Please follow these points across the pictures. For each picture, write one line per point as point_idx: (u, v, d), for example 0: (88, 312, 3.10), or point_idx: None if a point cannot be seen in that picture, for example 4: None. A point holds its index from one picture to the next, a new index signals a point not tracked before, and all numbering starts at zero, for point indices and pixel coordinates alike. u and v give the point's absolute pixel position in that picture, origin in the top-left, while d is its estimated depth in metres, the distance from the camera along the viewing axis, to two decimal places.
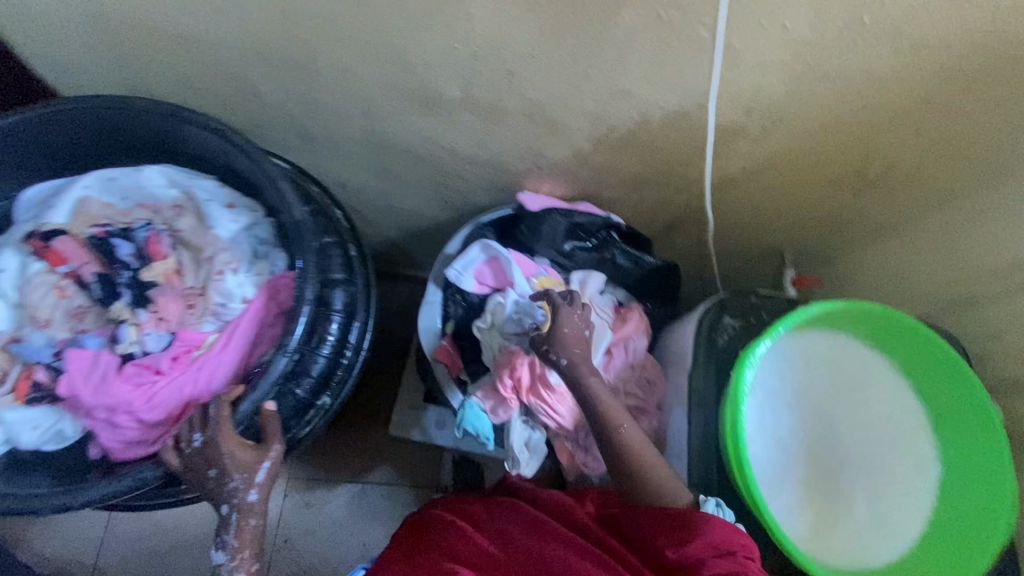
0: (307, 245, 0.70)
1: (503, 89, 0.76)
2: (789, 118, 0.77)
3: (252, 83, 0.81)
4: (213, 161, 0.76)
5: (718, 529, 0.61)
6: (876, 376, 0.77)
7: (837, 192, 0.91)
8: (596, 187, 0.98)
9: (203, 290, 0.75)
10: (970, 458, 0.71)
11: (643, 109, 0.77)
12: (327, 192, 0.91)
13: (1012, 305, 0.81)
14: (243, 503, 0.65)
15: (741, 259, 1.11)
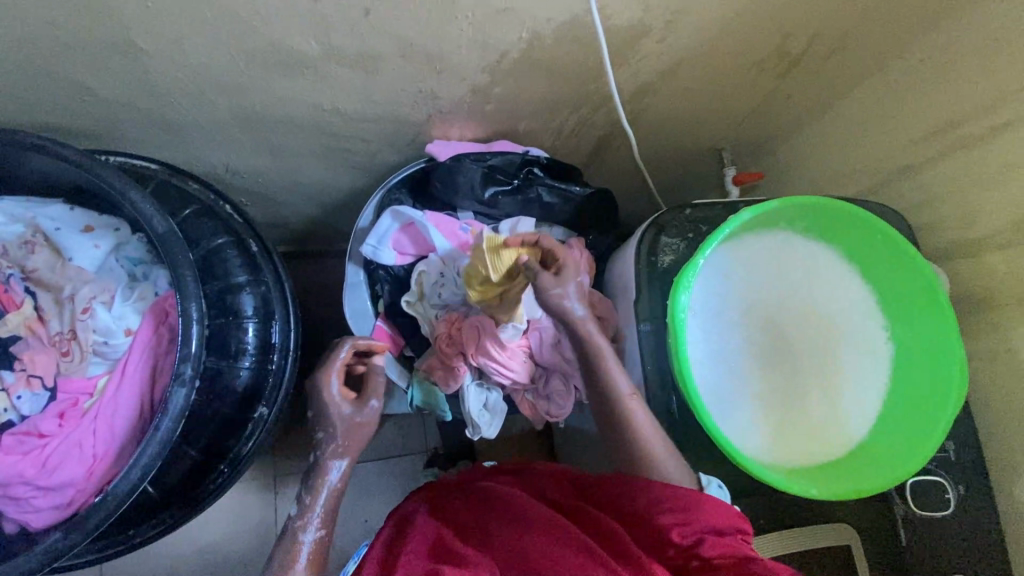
0: (178, 258, 0.60)
1: (365, 32, 0.65)
2: (693, 4, 0.68)
3: (73, 84, 0.68)
4: (49, 183, 0.65)
5: (681, 495, 0.59)
6: (822, 268, 0.74)
7: (763, 75, 0.84)
8: (509, 120, 0.88)
9: (73, 331, 0.63)
10: (920, 333, 0.69)
11: (530, 24, 0.67)
12: (209, 184, 0.79)
13: (948, 165, 0.77)
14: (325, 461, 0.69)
15: (678, 164, 1.04)
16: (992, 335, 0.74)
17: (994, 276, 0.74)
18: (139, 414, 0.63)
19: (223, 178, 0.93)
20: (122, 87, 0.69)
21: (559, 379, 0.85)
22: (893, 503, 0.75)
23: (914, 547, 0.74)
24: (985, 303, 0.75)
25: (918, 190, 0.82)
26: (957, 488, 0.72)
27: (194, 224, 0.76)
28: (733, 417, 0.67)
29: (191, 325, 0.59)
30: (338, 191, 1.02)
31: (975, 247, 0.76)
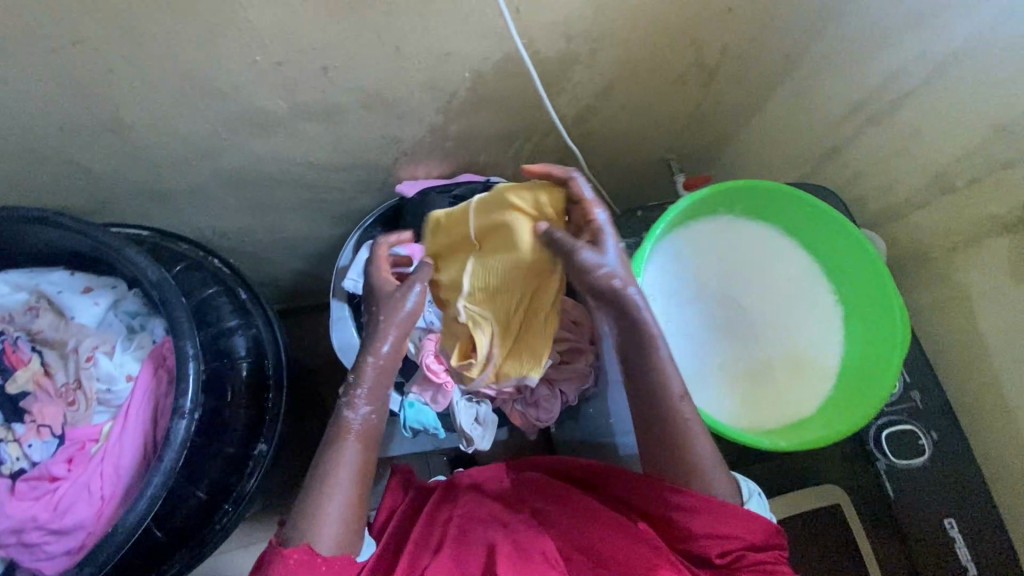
0: (172, 301, 0.66)
1: (326, 88, 0.74)
2: (610, 31, 0.77)
3: (73, 160, 0.76)
4: (54, 252, 0.73)
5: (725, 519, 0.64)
6: (765, 245, 0.82)
7: (691, 90, 0.93)
8: (469, 154, 0.96)
9: (78, 381, 0.71)
10: (860, 290, 0.76)
11: (470, 65, 0.77)
12: (198, 244, 0.86)
13: (867, 143, 0.85)
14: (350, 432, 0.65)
15: (634, 178, 1.12)
16: (936, 287, 0.80)
17: (926, 232, 0.81)
18: (143, 453, 0.68)
19: (210, 240, 0.99)
20: (112, 160, 0.78)
21: (544, 385, 0.89)
22: (875, 457, 0.77)
23: (902, 502, 0.74)
24: (923, 258, 0.82)
25: (847, 168, 0.90)
26: (929, 434, 0.75)
27: (185, 277, 0.82)
28: (701, 389, 0.75)
29: (186, 361, 0.64)
30: (318, 245, 1.07)
31: (904, 209, 0.83)
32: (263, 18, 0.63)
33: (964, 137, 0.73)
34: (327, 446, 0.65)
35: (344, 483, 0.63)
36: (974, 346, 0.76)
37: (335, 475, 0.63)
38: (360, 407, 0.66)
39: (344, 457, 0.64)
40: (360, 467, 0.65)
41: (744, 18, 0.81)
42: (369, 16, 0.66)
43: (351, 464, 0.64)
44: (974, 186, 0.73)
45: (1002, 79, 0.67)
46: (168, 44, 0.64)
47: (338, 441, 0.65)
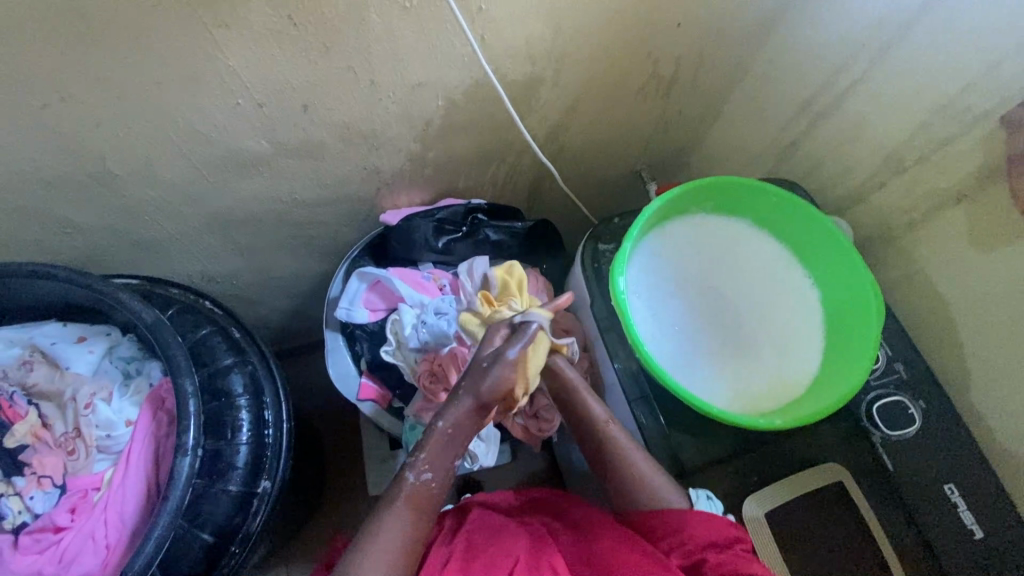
0: (168, 341, 0.68)
1: (306, 125, 0.77)
2: (571, 52, 0.83)
3: (62, 215, 0.78)
4: (46, 304, 0.73)
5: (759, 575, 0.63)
6: (737, 236, 0.86)
7: (653, 101, 0.98)
8: (448, 180, 0.99)
9: (78, 429, 0.70)
10: (830, 269, 0.81)
11: (443, 93, 0.81)
12: (188, 287, 0.87)
13: (822, 135, 0.91)
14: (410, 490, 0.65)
15: (609, 190, 1.17)
16: (902, 262, 0.84)
17: (885, 212, 0.85)
18: (146, 495, 0.69)
19: (199, 285, 1.00)
20: (97, 212, 0.80)
21: (543, 396, 0.90)
22: (870, 432, 0.80)
23: (903, 475, 0.78)
24: (886, 236, 0.86)
25: (805, 160, 0.96)
26: (918, 404, 0.78)
27: (179, 320, 0.83)
28: (694, 378, 0.78)
29: (186, 397, 0.65)
30: (307, 282, 1.08)
31: (862, 193, 0.88)
32: (243, 62, 0.67)
33: (907, 120, 0.78)
34: (385, 503, 0.65)
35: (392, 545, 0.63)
36: (945, 314, 0.79)
37: (377, 541, 0.62)
38: (422, 470, 0.66)
39: (397, 517, 0.64)
40: (407, 539, 0.63)
41: (693, 31, 0.87)
42: (343, 53, 0.69)
43: (398, 535, 0.63)
44: (922, 163, 0.78)
45: (934, 65, 0.73)
46: (154, 93, 0.67)
47: (391, 502, 0.65)
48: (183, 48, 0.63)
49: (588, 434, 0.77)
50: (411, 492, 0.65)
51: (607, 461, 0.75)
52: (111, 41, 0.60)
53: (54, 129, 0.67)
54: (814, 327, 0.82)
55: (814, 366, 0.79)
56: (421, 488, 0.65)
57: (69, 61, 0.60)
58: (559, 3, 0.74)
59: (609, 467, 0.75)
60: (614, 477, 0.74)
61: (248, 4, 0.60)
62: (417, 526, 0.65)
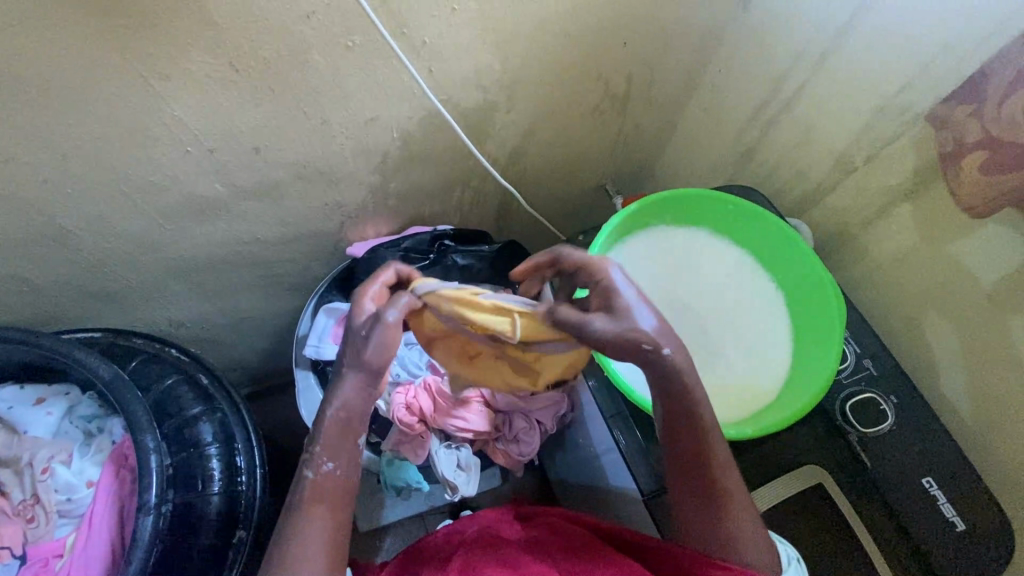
0: (127, 398, 0.67)
1: (260, 166, 0.77)
2: (521, 78, 0.84)
3: (18, 274, 0.77)
4: (2, 369, 0.72)
5: None
6: (700, 245, 0.88)
7: (609, 119, 1.00)
8: (412, 208, 0.98)
9: (37, 495, 0.68)
10: (791, 271, 0.82)
11: (397, 126, 0.81)
12: (153, 336, 0.86)
13: (774, 141, 0.93)
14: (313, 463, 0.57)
15: (574, 206, 1.17)
16: (861, 260, 0.86)
17: (841, 213, 0.87)
18: (110, 558, 0.66)
19: (166, 332, 0.98)
20: (53, 268, 0.78)
21: (521, 418, 0.90)
22: (845, 432, 0.79)
23: (882, 471, 0.76)
24: (844, 235, 0.88)
25: (762, 166, 0.97)
26: (889, 399, 0.78)
27: (142, 371, 0.81)
28: None
29: (147, 454, 0.64)
30: (279, 320, 1.07)
31: (818, 194, 0.89)
32: (188, 111, 0.67)
33: (851, 123, 0.81)
34: (291, 508, 0.57)
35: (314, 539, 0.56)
36: (906, 309, 0.81)
37: (300, 546, 0.55)
38: (324, 464, 0.58)
39: (311, 521, 0.56)
40: (330, 543, 0.56)
41: (642, 49, 0.89)
42: (291, 95, 0.70)
43: (319, 541, 0.56)
44: (870, 163, 0.80)
45: (876, 67, 0.75)
46: (100, 146, 0.66)
47: (295, 503, 0.57)
48: (126, 101, 0.63)
49: (688, 452, 0.64)
50: (313, 488, 0.57)
51: (698, 484, 0.64)
52: (51, 99, 0.60)
53: (1, 189, 0.66)
54: (781, 330, 0.83)
55: (785, 368, 0.80)
56: (329, 482, 0.57)
57: (8, 121, 0.60)
58: (502, 33, 0.75)
59: (701, 482, 0.64)
60: (697, 492, 0.64)
61: (188, 55, 0.61)
62: (337, 523, 0.57)
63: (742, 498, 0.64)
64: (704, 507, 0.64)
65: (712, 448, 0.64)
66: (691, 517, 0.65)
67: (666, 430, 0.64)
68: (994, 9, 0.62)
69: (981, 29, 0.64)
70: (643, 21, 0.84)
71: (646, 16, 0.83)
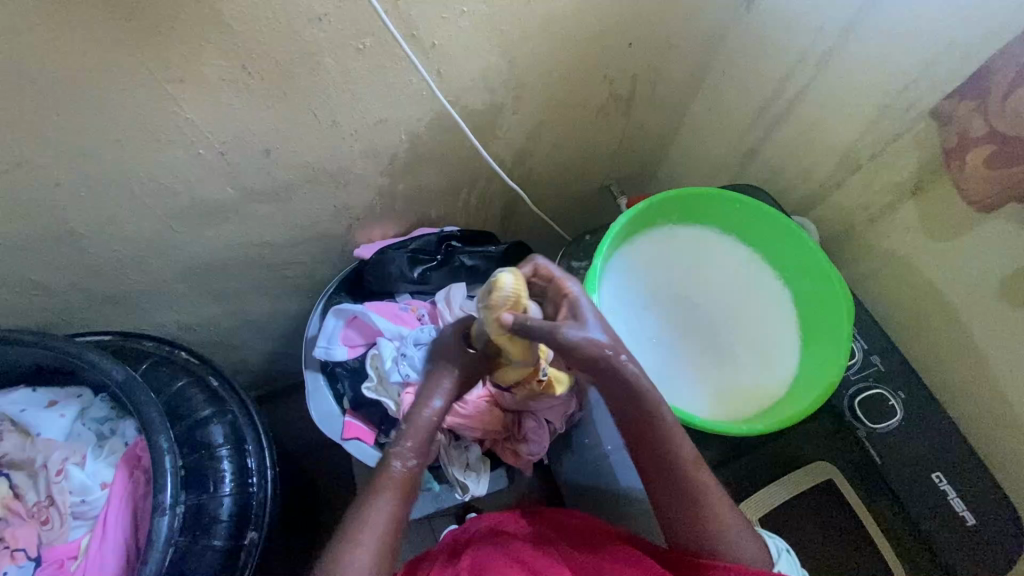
0: (141, 399, 0.67)
1: (271, 169, 0.78)
2: (528, 79, 0.85)
3: (30, 277, 0.77)
4: (15, 371, 0.72)
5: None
6: (706, 244, 0.88)
7: (614, 120, 1.01)
8: (419, 210, 0.99)
9: (50, 497, 0.68)
10: (797, 268, 0.83)
11: (406, 128, 0.82)
12: (163, 339, 0.86)
13: (779, 140, 0.93)
14: (397, 449, 0.67)
15: (579, 207, 1.18)
16: (867, 257, 0.86)
17: (846, 211, 0.88)
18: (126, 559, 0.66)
19: (175, 335, 0.98)
20: (63, 271, 0.79)
21: (530, 418, 0.89)
22: (854, 428, 0.79)
23: (892, 467, 0.76)
24: (849, 232, 0.88)
25: (766, 165, 0.98)
26: (898, 395, 0.78)
27: (153, 374, 0.81)
28: (677, 389, 0.78)
29: (162, 455, 0.64)
30: (286, 323, 1.07)
31: (823, 193, 0.90)
32: (201, 114, 0.67)
33: (856, 121, 0.81)
34: (368, 490, 0.66)
35: (374, 529, 0.64)
36: (913, 305, 0.81)
37: (364, 525, 0.64)
38: (408, 459, 0.68)
39: (375, 509, 0.65)
40: (391, 526, 0.65)
41: (647, 50, 0.90)
42: (301, 97, 0.71)
43: (382, 525, 0.64)
44: (875, 161, 0.81)
45: (881, 66, 0.76)
46: (113, 149, 0.67)
47: (374, 490, 0.66)
48: (139, 103, 0.63)
49: (658, 458, 0.67)
50: (394, 479, 0.66)
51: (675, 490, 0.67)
52: (66, 103, 0.60)
53: (15, 193, 0.67)
54: (788, 327, 0.83)
55: (793, 365, 0.80)
56: (404, 475, 0.67)
57: (23, 124, 0.60)
58: (509, 34, 0.76)
59: (677, 486, 0.67)
60: (677, 496, 0.67)
61: (201, 58, 0.61)
62: (398, 515, 0.66)
63: (716, 497, 0.67)
64: (684, 511, 0.67)
65: (678, 450, 0.67)
66: (674, 522, 0.68)
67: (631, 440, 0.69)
68: (999, 6, 0.62)
69: (986, 27, 0.64)
70: (648, 22, 0.85)
71: (651, 17, 0.84)
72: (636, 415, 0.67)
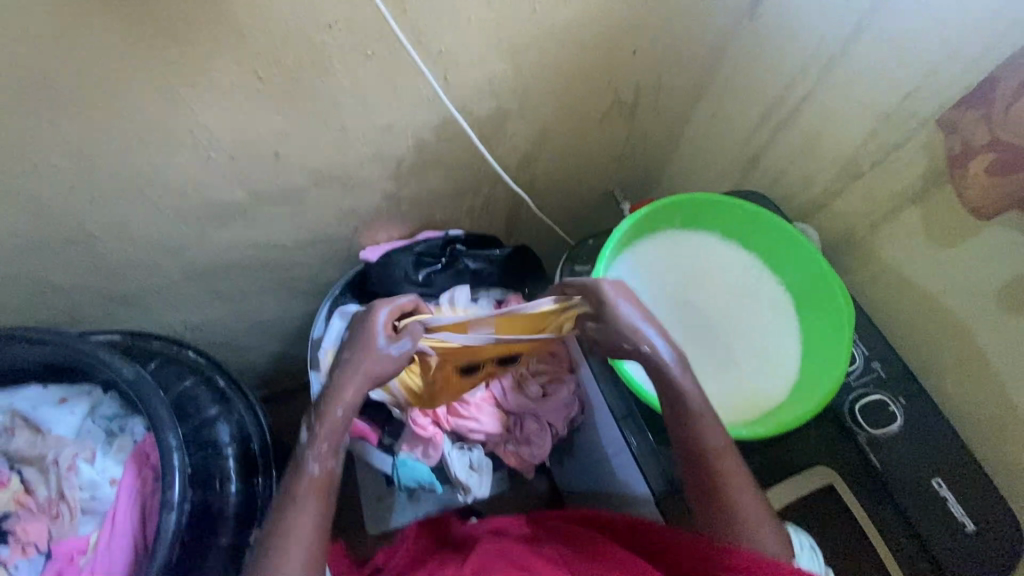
0: (150, 397, 0.68)
1: (279, 172, 0.79)
2: (533, 86, 0.86)
3: (42, 277, 0.79)
4: (27, 369, 0.74)
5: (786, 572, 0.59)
6: (709, 249, 0.89)
7: (618, 126, 1.02)
8: (425, 213, 1.00)
9: (61, 493, 0.70)
10: (799, 273, 0.84)
11: (412, 133, 0.83)
12: (170, 338, 0.87)
13: (781, 146, 0.94)
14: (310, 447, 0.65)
15: (583, 212, 1.19)
16: (869, 264, 0.87)
17: (848, 218, 0.88)
18: (134, 553, 0.67)
19: (182, 334, 0.99)
20: (74, 271, 0.80)
21: (532, 421, 0.91)
22: (854, 433, 0.79)
23: (892, 473, 0.76)
24: (851, 239, 0.89)
25: (768, 172, 0.99)
26: (897, 401, 0.79)
27: (161, 372, 0.83)
28: None
29: (171, 452, 0.65)
30: (292, 324, 1.08)
31: (825, 199, 0.91)
32: (213, 118, 0.69)
33: (858, 128, 0.82)
34: (288, 500, 0.62)
35: (303, 535, 0.60)
36: (914, 312, 0.82)
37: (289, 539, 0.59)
38: (323, 458, 0.64)
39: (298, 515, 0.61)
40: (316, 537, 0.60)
41: (652, 59, 0.91)
42: (311, 103, 0.72)
43: (308, 533, 0.60)
44: (877, 169, 0.81)
45: (883, 75, 0.77)
46: (126, 152, 0.68)
47: (291, 496, 0.62)
48: (153, 107, 0.65)
49: (692, 447, 0.69)
50: (309, 481, 0.63)
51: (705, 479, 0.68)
52: (82, 106, 0.62)
53: (30, 194, 0.68)
54: (789, 332, 0.84)
55: (794, 370, 0.81)
56: (319, 477, 0.63)
57: (41, 127, 0.62)
58: (515, 42, 0.77)
59: (705, 477, 0.68)
60: (709, 488, 0.68)
61: (215, 64, 0.63)
62: (324, 510, 0.62)
63: (749, 494, 0.67)
64: (713, 498, 0.67)
65: (705, 440, 0.69)
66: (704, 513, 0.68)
67: (669, 427, 0.71)
68: (1000, 18, 0.63)
69: (987, 37, 0.65)
70: (652, 31, 0.86)
71: (655, 26, 0.85)
72: (672, 407, 0.71)
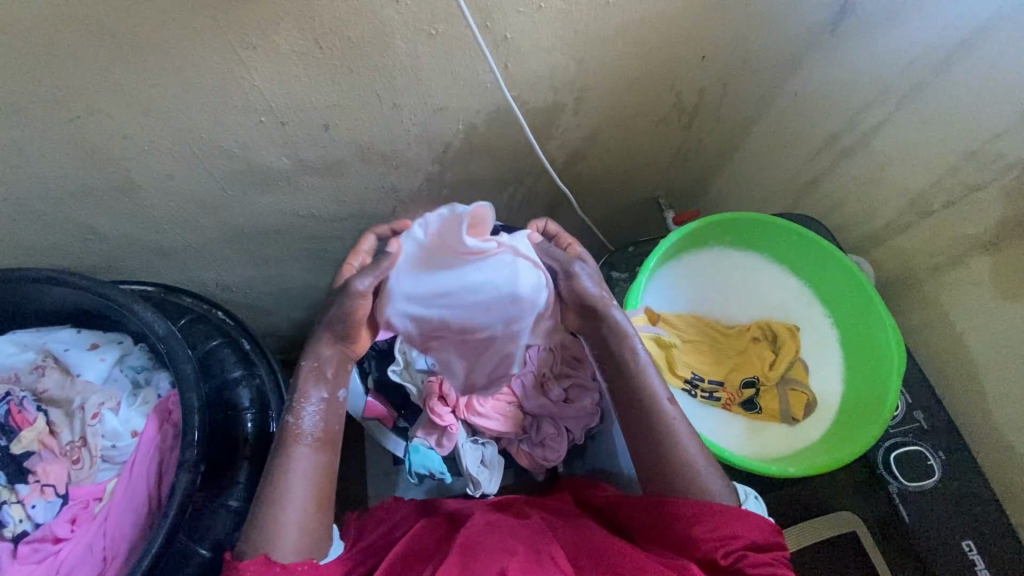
0: (179, 354, 0.68)
1: (327, 144, 0.78)
2: (594, 84, 0.83)
3: (85, 223, 0.80)
4: (65, 312, 0.75)
5: None
6: (757, 272, 0.86)
7: (674, 132, 0.98)
8: (466, 200, 0.98)
9: (84, 438, 0.71)
10: (850, 309, 0.80)
11: (464, 118, 0.81)
12: (202, 298, 0.88)
13: (846, 171, 0.90)
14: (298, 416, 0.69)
15: (625, 217, 1.15)
16: (926, 306, 0.82)
17: (910, 255, 0.84)
18: (148, 506, 0.68)
19: (214, 294, 1.00)
20: (117, 221, 0.81)
21: (550, 424, 0.88)
22: (885, 482, 0.76)
23: (919, 526, 0.73)
24: (911, 279, 0.85)
25: (828, 197, 0.94)
26: (937, 455, 0.75)
27: (190, 330, 0.83)
28: (706, 419, 0.77)
29: (193, 412, 0.65)
30: (319, 295, 1.08)
31: (888, 233, 0.86)
32: (268, 83, 0.68)
33: (937, 162, 0.77)
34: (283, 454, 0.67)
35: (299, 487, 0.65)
36: (967, 363, 0.77)
37: (291, 480, 0.65)
38: (312, 415, 0.69)
39: (298, 465, 0.66)
40: (315, 474, 0.66)
41: (720, 67, 0.87)
42: (367, 78, 0.70)
43: (305, 473, 0.66)
44: (949, 210, 0.77)
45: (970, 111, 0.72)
46: (180, 109, 0.68)
47: (289, 447, 0.67)
48: (211, 67, 0.64)
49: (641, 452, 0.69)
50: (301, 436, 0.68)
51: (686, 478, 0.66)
52: (141, 60, 0.61)
53: (84, 142, 0.69)
54: (832, 368, 0.81)
55: (834, 411, 0.78)
56: (312, 430, 0.68)
57: (100, 76, 0.62)
58: (584, 36, 0.74)
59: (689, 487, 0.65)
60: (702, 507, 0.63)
61: (278, 28, 0.62)
62: (319, 464, 0.67)
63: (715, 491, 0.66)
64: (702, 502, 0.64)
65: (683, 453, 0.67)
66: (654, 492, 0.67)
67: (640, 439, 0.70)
68: None
69: None
70: (725, 37, 0.82)
71: (729, 32, 0.81)
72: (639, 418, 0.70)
